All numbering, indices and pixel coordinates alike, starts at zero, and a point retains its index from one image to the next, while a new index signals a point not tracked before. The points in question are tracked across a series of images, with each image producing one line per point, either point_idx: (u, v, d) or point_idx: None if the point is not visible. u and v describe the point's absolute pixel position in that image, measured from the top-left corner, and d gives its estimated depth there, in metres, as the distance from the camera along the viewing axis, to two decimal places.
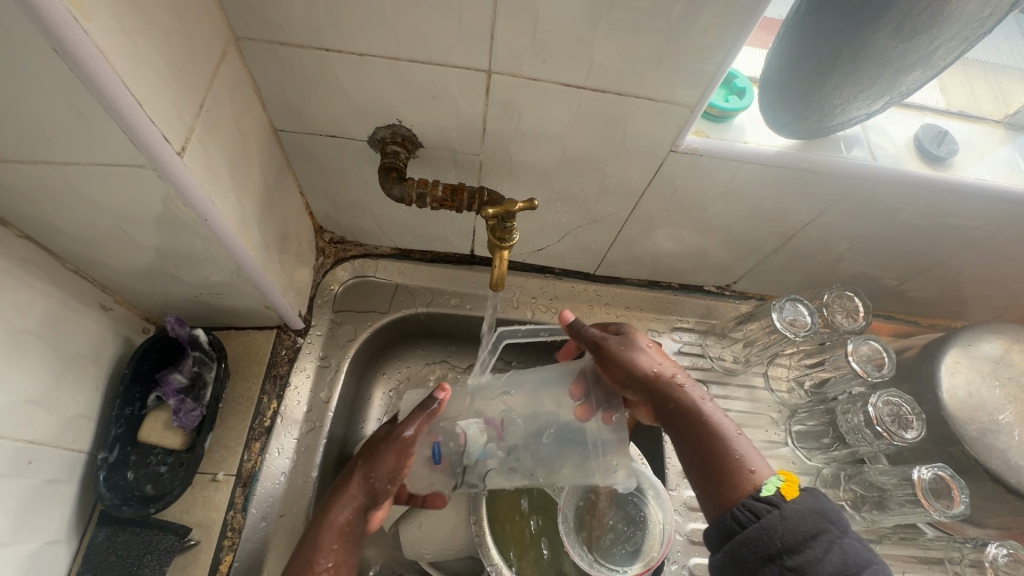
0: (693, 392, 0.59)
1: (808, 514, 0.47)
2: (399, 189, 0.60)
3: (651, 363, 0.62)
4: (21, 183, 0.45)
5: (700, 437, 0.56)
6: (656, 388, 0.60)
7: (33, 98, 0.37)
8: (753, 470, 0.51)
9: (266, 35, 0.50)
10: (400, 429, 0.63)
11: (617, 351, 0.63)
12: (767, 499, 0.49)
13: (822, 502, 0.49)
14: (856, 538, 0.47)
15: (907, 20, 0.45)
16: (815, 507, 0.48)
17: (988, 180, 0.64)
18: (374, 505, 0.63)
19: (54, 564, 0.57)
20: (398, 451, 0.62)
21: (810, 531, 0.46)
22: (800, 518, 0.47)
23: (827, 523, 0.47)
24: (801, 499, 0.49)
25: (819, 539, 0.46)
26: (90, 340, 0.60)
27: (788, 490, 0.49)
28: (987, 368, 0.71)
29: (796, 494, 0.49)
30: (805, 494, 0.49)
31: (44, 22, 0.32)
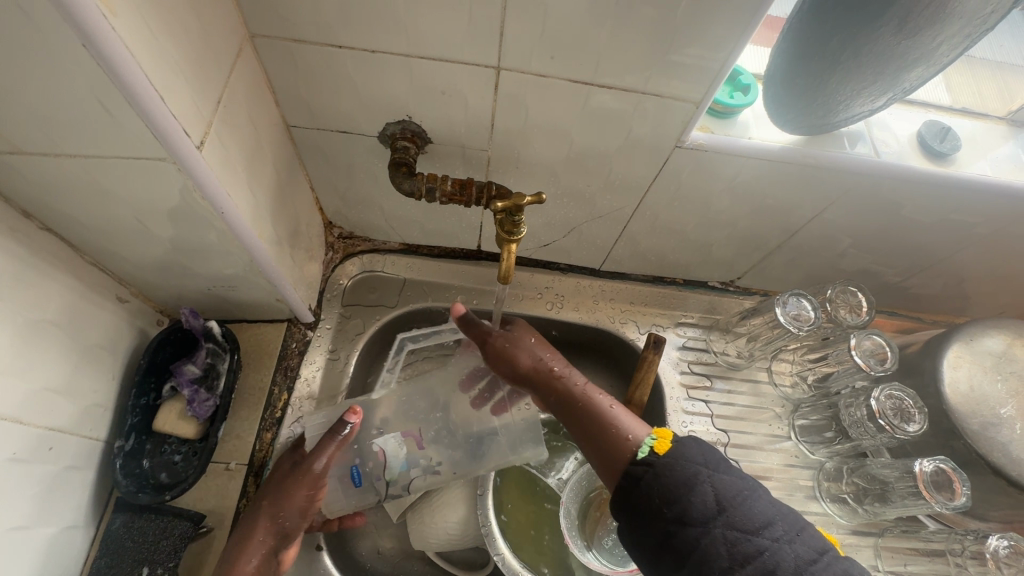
0: (571, 378, 0.64)
1: (679, 463, 0.52)
2: (410, 184, 0.62)
3: (533, 354, 0.66)
4: (45, 176, 0.46)
5: (585, 420, 0.60)
6: (541, 379, 0.64)
7: (60, 92, 0.38)
8: (629, 437, 0.56)
9: (281, 32, 0.52)
10: (308, 462, 0.63)
11: (503, 346, 0.66)
12: (642, 461, 0.53)
13: (690, 449, 0.53)
14: (727, 472, 0.51)
15: (908, 17, 0.46)
16: (685, 454, 0.53)
17: (989, 176, 0.65)
18: (286, 543, 0.62)
19: (73, 549, 0.58)
20: (309, 483, 0.63)
21: (683, 478, 0.50)
22: (673, 469, 0.51)
23: (698, 467, 0.51)
24: (673, 450, 0.53)
25: (691, 483, 0.50)
26: (107, 331, 0.62)
27: (660, 446, 0.54)
28: (988, 363, 0.71)
29: (667, 447, 0.53)
30: (675, 445, 0.53)
31: (74, 17, 0.33)
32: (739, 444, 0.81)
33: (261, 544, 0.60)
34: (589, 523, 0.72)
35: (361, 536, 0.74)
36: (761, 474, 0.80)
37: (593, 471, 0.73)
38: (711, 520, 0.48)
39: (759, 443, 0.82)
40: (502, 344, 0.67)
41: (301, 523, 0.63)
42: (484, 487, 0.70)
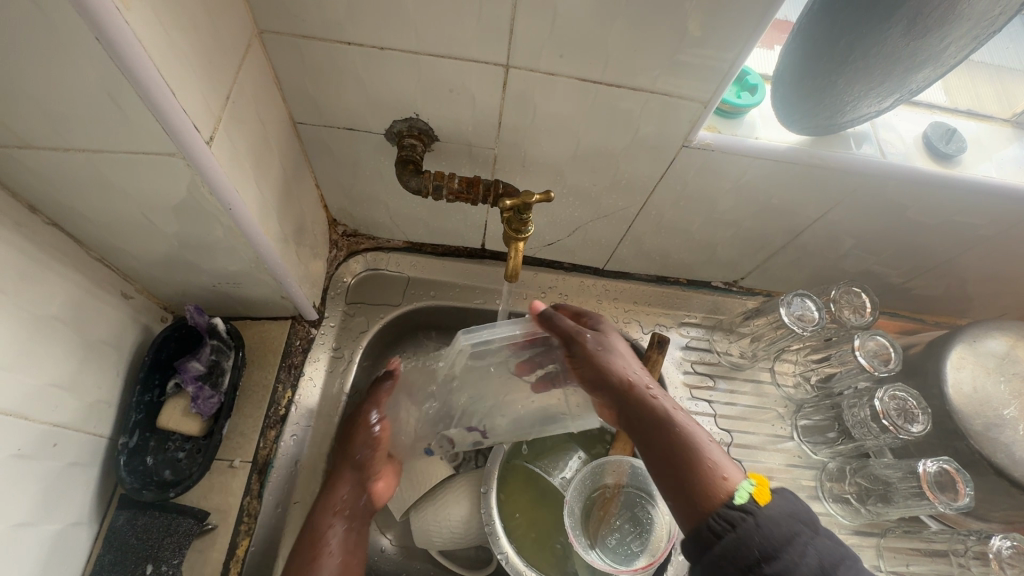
0: (665, 402, 0.58)
1: (783, 520, 0.46)
2: (416, 181, 0.62)
3: (623, 366, 0.61)
4: (53, 170, 0.46)
5: (672, 444, 0.54)
6: (632, 392, 0.59)
7: (71, 86, 0.38)
8: (726, 475, 0.50)
9: (289, 28, 0.51)
10: (365, 411, 0.70)
11: (594, 350, 0.62)
12: (739, 507, 0.47)
13: (793, 505, 0.48)
14: (830, 538, 0.46)
15: (918, 18, 0.46)
16: (787, 509, 0.47)
17: (995, 177, 0.65)
18: (368, 478, 0.68)
19: (76, 545, 0.58)
20: (367, 425, 0.69)
21: (786, 535, 0.45)
22: (775, 523, 0.46)
23: (801, 525, 0.46)
24: (774, 502, 0.48)
25: (795, 543, 0.45)
26: (112, 327, 0.61)
27: (760, 494, 0.48)
28: (991, 364, 0.72)
29: (768, 498, 0.48)
30: (776, 497, 0.48)
31: (89, 12, 0.33)
32: (742, 444, 0.81)
33: (345, 482, 0.66)
34: (592, 522, 0.72)
35: None
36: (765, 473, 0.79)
37: (597, 471, 0.73)
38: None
39: (762, 443, 0.82)
40: (593, 348, 0.62)
41: (375, 460, 0.69)
42: (490, 485, 0.71)
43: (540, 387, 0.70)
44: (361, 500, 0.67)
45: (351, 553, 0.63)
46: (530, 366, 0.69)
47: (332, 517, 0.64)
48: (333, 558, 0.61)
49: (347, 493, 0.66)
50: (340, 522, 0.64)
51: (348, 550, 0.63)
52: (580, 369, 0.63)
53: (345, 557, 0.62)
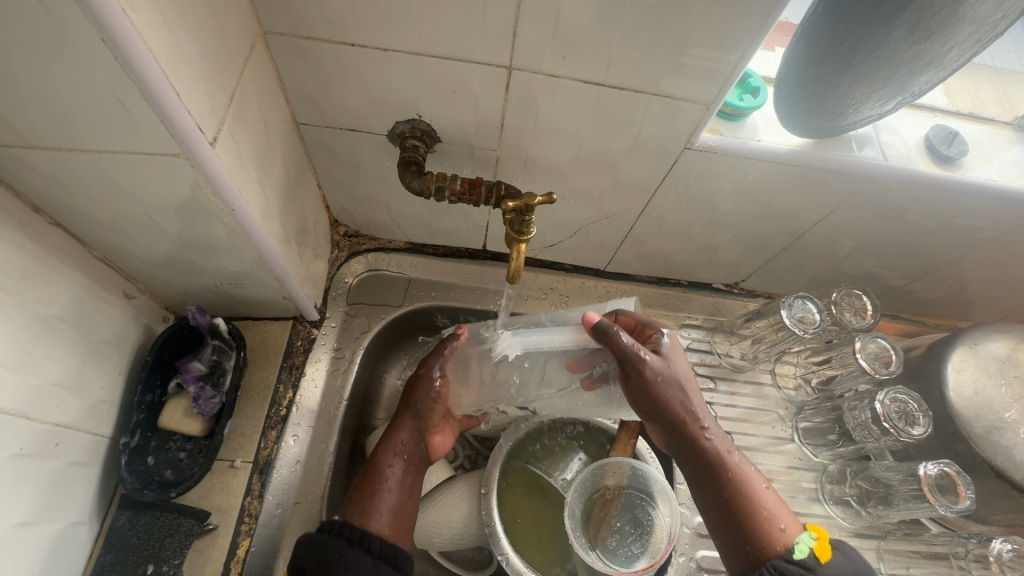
0: (721, 442, 0.60)
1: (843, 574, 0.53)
2: (419, 182, 0.62)
3: (684, 398, 0.60)
4: (56, 170, 0.46)
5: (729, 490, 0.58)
6: (691, 430, 0.59)
7: (76, 86, 0.38)
8: (784, 528, 0.56)
9: (292, 29, 0.51)
10: (429, 365, 0.71)
11: (656, 380, 0.59)
12: (800, 563, 0.53)
13: (854, 563, 0.55)
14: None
15: (921, 21, 0.46)
16: (849, 567, 0.54)
17: (997, 180, 0.65)
18: (427, 428, 0.69)
19: (77, 545, 0.58)
20: (427, 378, 0.70)
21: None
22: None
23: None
24: (836, 560, 0.54)
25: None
26: (114, 327, 0.61)
27: (821, 551, 0.55)
28: (993, 367, 0.72)
29: (829, 555, 0.55)
30: (838, 554, 0.55)
31: (95, 13, 0.33)
32: (742, 446, 0.81)
33: (404, 429, 0.67)
34: (592, 524, 0.72)
35: None
36: (765, 475, 0.79)
37: (597, 472, 0.73)
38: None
39: (762, 445, 0.82)
40: (655, 377, 0.59)
41: (433, 412, 0.69)
42: (490, 486, 0.71)
43: (590, 386, 0.69)
44: (418, 447, 0.68)
45: (408, 495, 0.64)
46: (582, 365, 0.68)
47: (392, 458, 0.65)
48: (391, 495, 0.62)
49: (408, 439, 0.67)
50: (399, 463, 0.65)
51: (405, 490, 0.64)
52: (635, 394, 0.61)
53: (402, 497, 0.63)
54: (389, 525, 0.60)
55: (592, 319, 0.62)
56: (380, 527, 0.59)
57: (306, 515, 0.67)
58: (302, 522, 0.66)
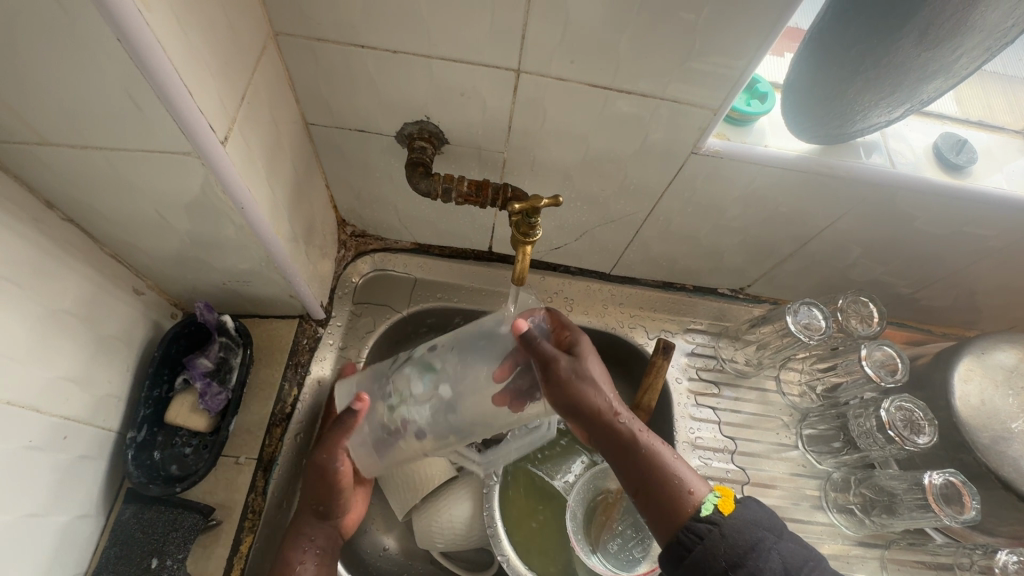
0: (632, 422, 0.59)
1: (743, 529, 0.52)
2: (426, 184, 0.62)
3: (598, 389, 0.58)
4: (71, 167, 0.47)
5: (642, 462, 0.57)
6: (605, 415, 0.58)
7: (91, 85, 0.39)
8: (692, 490, 0.55)
9: (304, 31, 0.52)
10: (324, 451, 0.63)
11: (571, 379, 0.57)
12: (706, 519, 0.52)
13: (753, 513, 0.53)
14: (791, 541, 0.52)
15: (930, 28, 0.46)
16: (749, 518, 0.53)
17: (1005, 189, 0.65)
18: (334, 517, 0.65)
19: (83, 538, 0.59)
20: (326, 470, 0.63)
21: (751, 541, 0.51)
22: (739, 531, 0.51)
23: (763, 532, 0.52)
24: (737, 512, 0.53)
25: (758, 548, 0.51)
26: (123, 322, 0.62)
27: (725, 505, 0.53)
28: (1000, 376, 0.71)
29: (732, 508, 0.53)
30: (740, 507, 0.54)
31: (110, 12, 0.34)
32: (746, 452, 0.81)
33: (308, 526, 0.64)
34: (594, 526, 0.72)
35: (368, 534, 0.75)
36: (767, 482, 0.79)
37: (600, 476, 0.73)
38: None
39: (766, 451, 0.81)
40: (569, 377, 0.57)
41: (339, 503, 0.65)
42: (492, 485, 0.71)
43: (519, 409, 0.60)
44: (330, 537, 0.65)
45: None
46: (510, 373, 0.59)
47: (302, 554, 0.62)
48: None
49: (318, 530, 0.64)
50: (311, 561, 0.62)
51: None
52: (553, 393, 0.58)
53: None
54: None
55: (519, 326, 0.56)
56: None
57: None
58: None
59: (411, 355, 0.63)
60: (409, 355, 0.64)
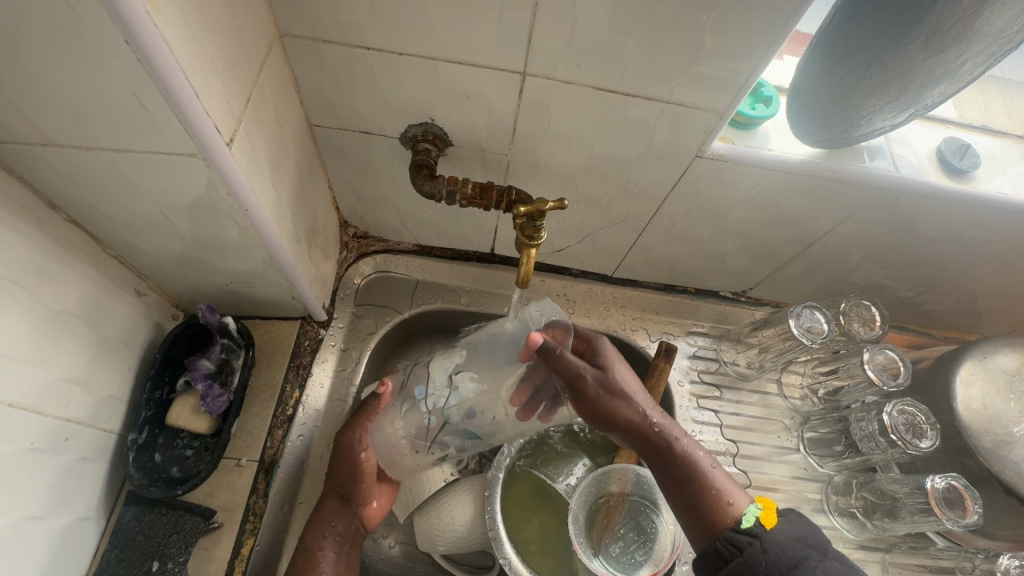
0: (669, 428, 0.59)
1: (786, 545, 0.51)
2: (430, 186, 0.62)
3: (630, 398, 0.59)
4: (74, 168, 0.47)
5: (679, 469, 0.57)
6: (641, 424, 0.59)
7: (97, 86, 0.39)
8: (732, 501, 0.55)
9: (310, 32, 0.52)
10: (350, 438, 0.65)
11: (599, 388, 0.58)
12: (747, 532, 0.53)
13: (799, 529, 0.53)
14: (839, 560, 0.51)
15: (936, 34, 0.46)
16: (792, 534, 0.52)
17: (1007, 193, 0.65)
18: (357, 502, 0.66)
19: (83, 540, 0.58)
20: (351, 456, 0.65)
21: (793, 558, 0.51)
22: (782, 547, 0.51)
23: (808, 549, 0.51)
24: (780, 527, 0.53)
25: (802, 565, 0.50)
26: (124, 323, 0.62)
27: (766, 519, 0.53)
28: (1002, 381, 0.71)
29: (774, 522, 0.53)
30: (783, 522, 0.53)
31: (119, 14, 0.33)
32: (748, 455, 0.81)
33: (333, 512, 0.64)
34: (596, 530, 0.71)
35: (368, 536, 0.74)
36: (769, 485, 0.79)
37: (602, 478, 0.73)
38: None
39: (767, 454, 0.81)
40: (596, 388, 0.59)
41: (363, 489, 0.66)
42: (493, 487, 0.71)
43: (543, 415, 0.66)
44: (352, 525, 0.65)
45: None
46: (527, 396, 0.64)
47: (325, 538, 0.63)
48: None
49: (338, 517, 0.64)
50: (329, 547, 0.63)
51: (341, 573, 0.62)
52: (583, 404, 0.60)
53: None
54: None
55: (536, 340, 0.57)
56: None
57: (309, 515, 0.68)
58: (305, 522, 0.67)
59: (452, 420, 0.63)
60: (448, 418, 0.63)
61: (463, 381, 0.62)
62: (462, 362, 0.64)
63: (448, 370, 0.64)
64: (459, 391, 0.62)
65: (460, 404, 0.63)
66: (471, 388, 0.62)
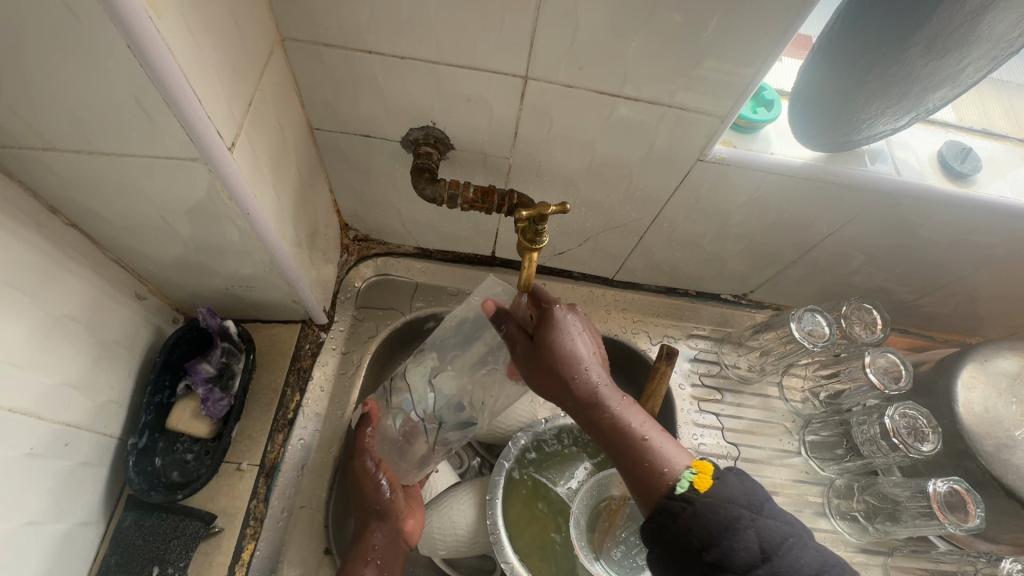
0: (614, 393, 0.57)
1: (721, 504, 0.48)
2: (431, 190, 0.61)
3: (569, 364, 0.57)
4: (74, 172, 0.47)
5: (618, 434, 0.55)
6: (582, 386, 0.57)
7: (98, 92, 0.39)
8: (667, 468, 0.52)
9: (311, 36, 0.52)
10: (359, 460, 0.67)
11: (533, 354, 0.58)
12: (681, 497, 0.50)
13: (732, 488, 0.49)
14: (772, 516, 0.48)
15: (937, 38, 0.46)
16: (729, 494, 0.49)
17: (1008, 197, 0.65)
18: (394, 520, 0.65)
19: (83, 545, 0.58)
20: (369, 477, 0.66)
21: (724, 521, 0.47)
22: (717, 510, 0.48)
23: (741, 509, 0.48)
24: (715, 489, 0.49)
25: (734, 527, 0.47)
26: (125, 327, 0.62)
27: (701, 483, 0.50)
28: (1004, 384, 0.71)
29: (708, 486, 0.50)
30: (718, 483, 0.50)
31: (120, 18, 0.33)
32: (749, 458, 0.81)
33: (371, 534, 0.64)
34: (597, 534, 0.71)
35: None
36: (770, 489, 0.79)
37: (602, 482, 0.72)
38: (751, 569, 0.45)
39: (769, 457, 0.81)
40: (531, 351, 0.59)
41: (395, 503, 0.66)
42: (495, 490, 0.70)
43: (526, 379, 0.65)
44: (393, 543, 0.64)
45: None
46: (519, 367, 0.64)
47: (364, 562, 0.62)
48: None
49: (378, 537, 0.64)
50: (373, 570, 0.62)
51: None
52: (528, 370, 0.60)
53: None
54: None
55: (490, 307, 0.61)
56: None
57: (311, 519, 0.67)
58: (306, 525, 0.66)
59: (443, 418, 0.66)
60: (440, 417, 0.66)
61: (443, 382, 0.65)
62: (435, 363, 0.66)
63: (426, 375, 0.66)
64: (442, 391, 0.65)
65: (447, 401, 0.66)
66: (451, 386, 0.65)
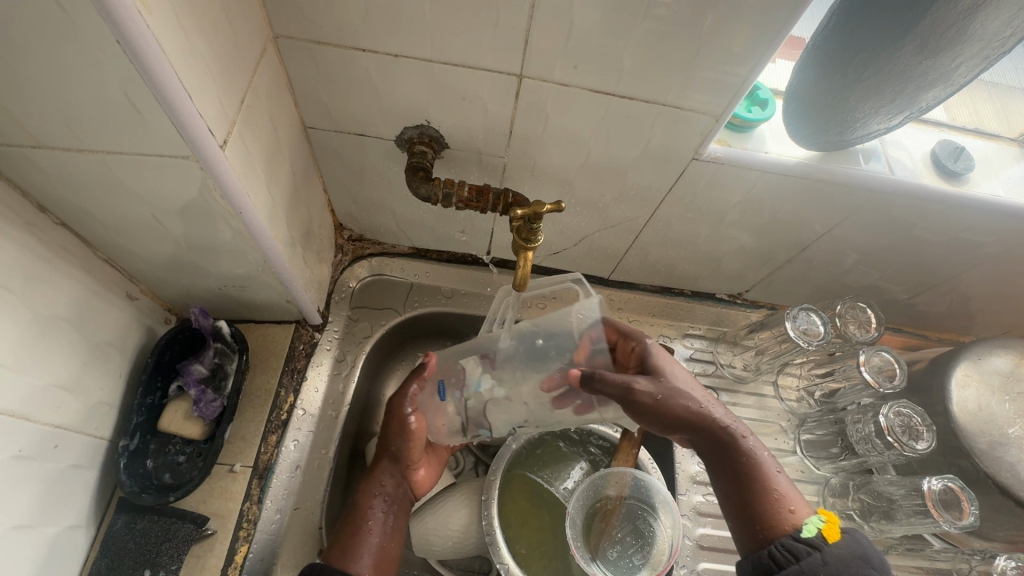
0: (733, 431, 0.59)
1: (849, 558, 0.49)
2: (426, 189, 0.61)
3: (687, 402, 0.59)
4: (63, 170, 0.46)
5: (740, 473, 0.56)
6: (701, 424, 0.59)
7: (86, 87, 0.38)
8: (793, 509, 0.53)
9: (304, 34, 0.52)
10: (399, 402, 0.68)
11: (652, 399, 0.59)
12: (808, 541, 0.50)
13: (862, 547, 0.50)
14: None
15: (931, 37, 0.47)
16: (857, 551, 0.50)
17: (1001, 196, 0.65)
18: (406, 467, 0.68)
19: (73, 550, 0.57)
20: (400, 419, 0.68)
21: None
22: (845, 562, 0.49)
23: (870, 568, 0.49)
24: (844, 542, 0.50)
25: None
26: (116, 328, 0.61)
27: (829, 532, 0.51)
28: (996, 382, 0.72)
29: (837, 537, 0.51)
30: (846, 537, 0.51)
31: (110, 14, 0.33)
32: None
33: (384, 474, 0.67)
34: (593, 534, 0.70)
35: None
36: None
37: (599, 482, 0.72)
38: None
39: None
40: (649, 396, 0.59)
41: (412, 451, 0.68)
42: (491, 492, 0.71)
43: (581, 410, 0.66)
44: (402, 489, 0.68)
45: (391, 536, 0.63)
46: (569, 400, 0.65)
47: (375, 499, 0.65)
48: (373, 536, 0.61)
49: (389, 479, 0.67)
50: (381, 506, 0.65)
51: (388, 532, 0.63)
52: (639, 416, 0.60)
53: (384, 537, 0.62)
54: (373, 567, 0.59)
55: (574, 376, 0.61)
56: (361, 568, 0.58)
57: (305, 520, 0.66)
58: (300, 527, 0.66)
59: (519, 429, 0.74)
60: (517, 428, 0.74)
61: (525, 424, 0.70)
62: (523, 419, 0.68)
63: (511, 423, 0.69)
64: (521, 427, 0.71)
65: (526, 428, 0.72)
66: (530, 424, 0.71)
